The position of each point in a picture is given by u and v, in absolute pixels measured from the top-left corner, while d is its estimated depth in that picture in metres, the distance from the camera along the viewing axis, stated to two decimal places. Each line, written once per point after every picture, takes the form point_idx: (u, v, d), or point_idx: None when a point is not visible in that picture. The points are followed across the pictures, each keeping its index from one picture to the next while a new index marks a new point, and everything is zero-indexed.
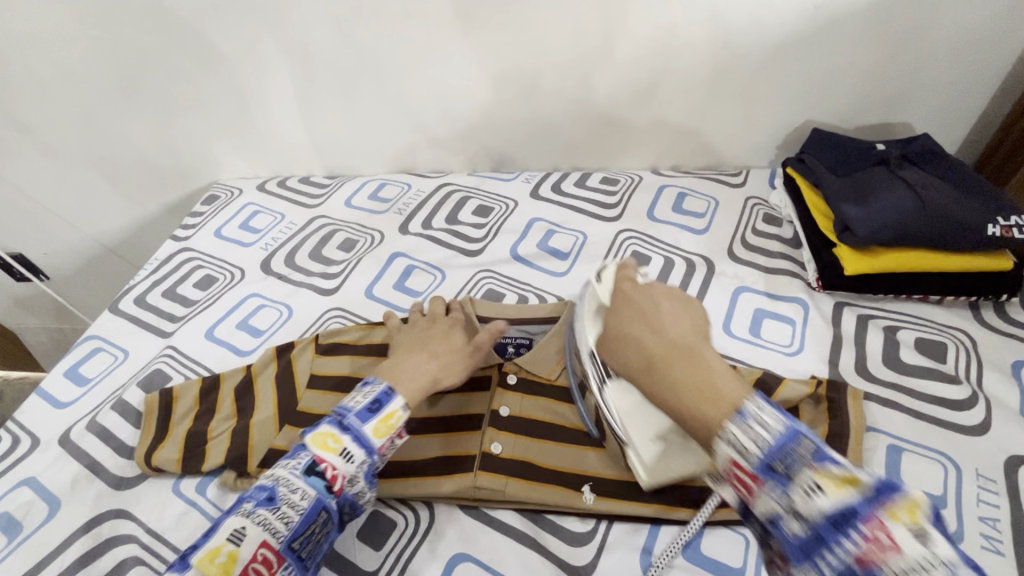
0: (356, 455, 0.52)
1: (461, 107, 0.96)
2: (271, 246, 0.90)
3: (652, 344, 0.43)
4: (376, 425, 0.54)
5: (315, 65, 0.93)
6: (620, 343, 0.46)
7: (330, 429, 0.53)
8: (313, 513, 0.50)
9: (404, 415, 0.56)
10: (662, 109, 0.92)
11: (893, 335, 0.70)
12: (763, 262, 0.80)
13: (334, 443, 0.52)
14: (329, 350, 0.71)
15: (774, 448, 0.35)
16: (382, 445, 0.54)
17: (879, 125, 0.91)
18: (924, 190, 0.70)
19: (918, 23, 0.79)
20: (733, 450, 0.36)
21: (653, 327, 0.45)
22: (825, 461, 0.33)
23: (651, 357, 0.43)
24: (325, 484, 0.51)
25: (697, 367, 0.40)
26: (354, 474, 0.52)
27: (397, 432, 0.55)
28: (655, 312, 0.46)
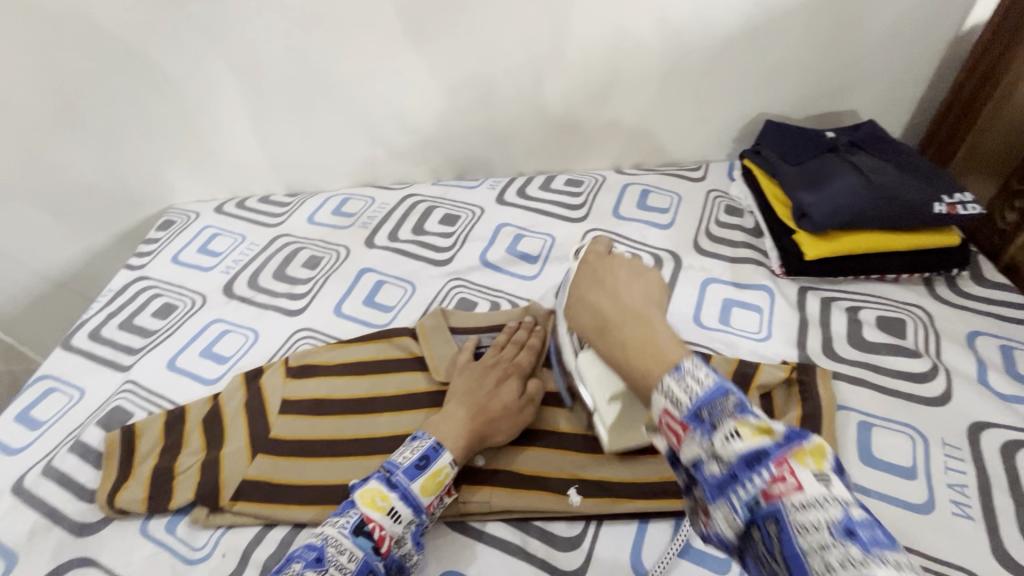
0: (404, 514, 0.51)
1: (420, 117, 0.95)
2: (232, 269, 0.88)
3: (607, 310, 0.49)
4: (425, 483, 0.53)
5: (266, 82, 0.91)
6: (581, 308, 0.53)
7: (374, 486, 0.52)
8: (363, 574, 0.48)
9: (451, 472, 0.55)
10: (619, 108, 0.93)
11: (856, 315, 0.72)
12: (728, 253, 0.82)
13: (382, 501, 0.51)
14: (301, 373, 0.70)
15: (704, 397, 0.36)
16: (430, 503, 0.53)
17: (826, 114, 0.94)
18: (873, 173, 0.73)
19: (854, 14, 0.82)
20: (667, 401, 0.37)
21: (610, 294, 0.51)
22: (746, 413, 0.35)
23: (607, 322, 0.48)
24: (372, 544, 0.49)
25: (645, 327, 0.45)
26: (401, 535, 0.51)
27: (444, 489, 0.54)
28: (613, 282, 0.52)
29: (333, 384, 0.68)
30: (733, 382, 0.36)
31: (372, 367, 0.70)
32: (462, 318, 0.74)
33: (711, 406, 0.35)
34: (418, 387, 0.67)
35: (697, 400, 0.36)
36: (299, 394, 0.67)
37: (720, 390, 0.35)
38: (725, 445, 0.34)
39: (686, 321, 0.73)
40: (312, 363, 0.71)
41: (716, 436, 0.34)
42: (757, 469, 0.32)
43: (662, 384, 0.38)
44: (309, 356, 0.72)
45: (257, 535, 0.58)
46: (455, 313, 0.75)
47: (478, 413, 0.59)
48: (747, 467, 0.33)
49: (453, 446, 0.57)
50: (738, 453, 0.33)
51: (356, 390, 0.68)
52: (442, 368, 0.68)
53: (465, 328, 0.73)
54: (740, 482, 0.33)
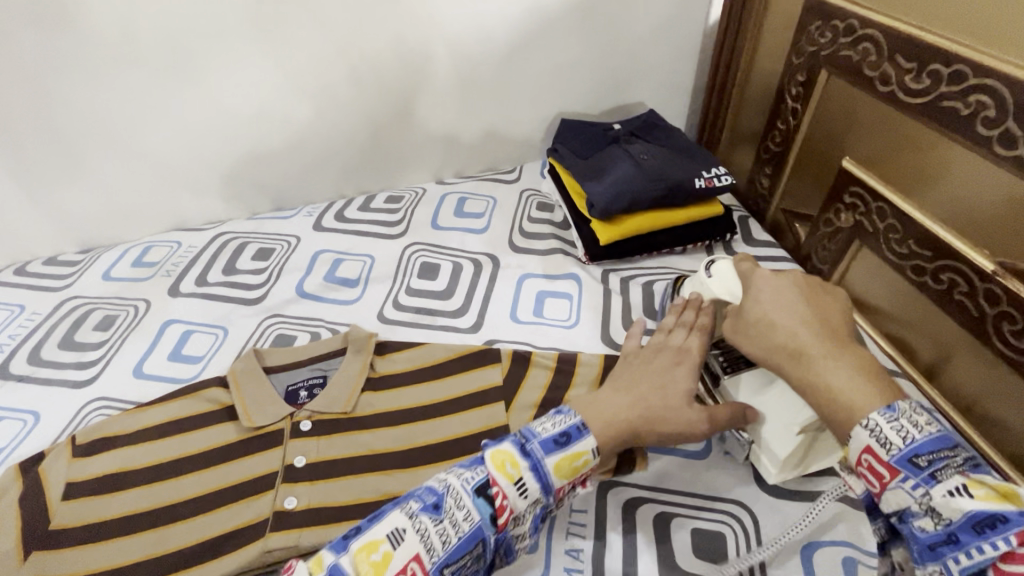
0: (531, 489, 0.47)
1: (221, 151, 0.90)
2: (7, 346, 0.77)
3: (789, 338, 0.47)
4: (561, 463, 0.48)
5: (21, 130, 0.81)
6: (763, 328, 0.50)
7: (588, 451, 0.49)
8: (472, 540, 0.44)
9: (590, 460, 0.49)
10: (428, 121, 0.95)
11: (650, 288, 0.79)
12: (540, 248, 0.86)
13: (514, 468, 0.47)
14: (93, 449, 0.63)
15: (923, 445, 0.38)
16: (559, 487, 0.48)
17: (617, 108, 1.03)
18: (644, 158, 0.81)
19: (615, 16, 0.91)
20: (873, 440, 0.39)
21: (799, 318, 0.48)
22: (978, 473, 0.37)
23: (799, 349, 0.46)
24: (492, 511, 0.45)
25: (843, 365, 0.44)
26: (521, 511, 0.47)
27: (579, 474, 0.49)
28: (793, 302, 0.50)
29: (131, 454, 0.63)
30: (958, 437, 0.39)
31: (177, 426, 0.65)
32: (279, 354, 0.72)
33: (933, 456, 0.38)
34: (228, 438, 0.64)
35: (915, 446, 0.38)
36: (91, 472, 0.61)
37: (943, 442, 0.39)
38: (949, 499, 0.36)
39: (502, 318, 0.76)
40: (105, 435, 0.64)
41: (937, 489, 0.37)
42: (989, 534, 0.34)
43: (870, 422, 0.40)
44: (101, 427, 0.65)
45: None
46: (271, 351, 0.72)
47: (634, 402, 0.54)
48: (974, 532, 0.35)
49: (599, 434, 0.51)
50: (964, 509, 0.36)
51: (157, 456, 0.62)
52: (251, 412, 0.65)
53: (280, 368, 0.71)
54: (964, 547, 0.35)
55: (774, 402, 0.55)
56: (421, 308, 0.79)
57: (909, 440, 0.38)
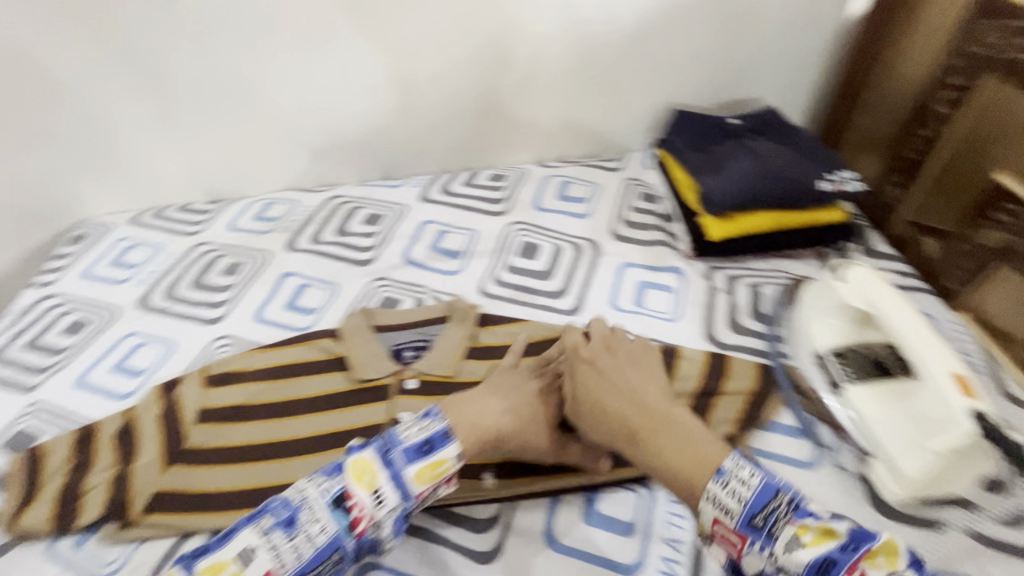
0: (388, 499, 0.45)
1: (342, 119, 0.95)
2: (149, 281, 0.85)
3: (632, 416, 0.49)
4: (421, 470, 0.46)
5: (177, 86, 0.89)
6: (596, 414, 0.51)
7: (451, 458, 0.48)
8: (325, 551, 0.43)
9: (454, 466, 0.48)
10: (539, 103, 0.96)
11: (759, 290, 0.76)
12: (643, 238, 0.85)
13: (370, 477, 0.45)
14: (221, 381, 0.69)
15: (753, 504, 0.41)
16: (422, 491, 0.46)
17: (733, 103, 0.99)
18: (767, 156, 0.78)
19: (744, 6, 0.88)
20: (718, 510, 0.42)
21: (630, 399, 0.50)
22: (801, 514, 0.40)
23: (633, 432, 0.48)
24: (346, 521, 0.44)
25: (676, 432, 0.47)
26: (380, 519, 0.45)
27: (442, 482, 0.48)
28: (624, 380, 0.52)
29: (252, 390, 0.68)
30: (780, 483, 0.41)
31: (293, 370, 0.70)
32: (388, 315, 0.75)
33: (767, 511, 0.41)
34: (338, 385, 0.67)
35: (750, 504, 0.41)
36: (219, 402, 0.66)
37: (770, 491, 0.41)
38: (788, 552, 0.39)
39: (603, 304, 0.76)
40: (233, 370, 0.70)
41: (777, 543, 0.40)
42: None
43: (709, 492, 0.42)
44: (229, 363, 0.71)
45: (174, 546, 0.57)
46: (381, 311, 0.76)
47: (507, 409, 0.54)
48: None
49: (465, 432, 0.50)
50: (802, 561, 0.38)
51: (275, 394, 0.67)
52: (363, 364, 0.68)
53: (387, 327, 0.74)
54: None
55: (901, 420, 0.53)
56: (521, 285, 0.80)
57: (743, 501, 0.41)
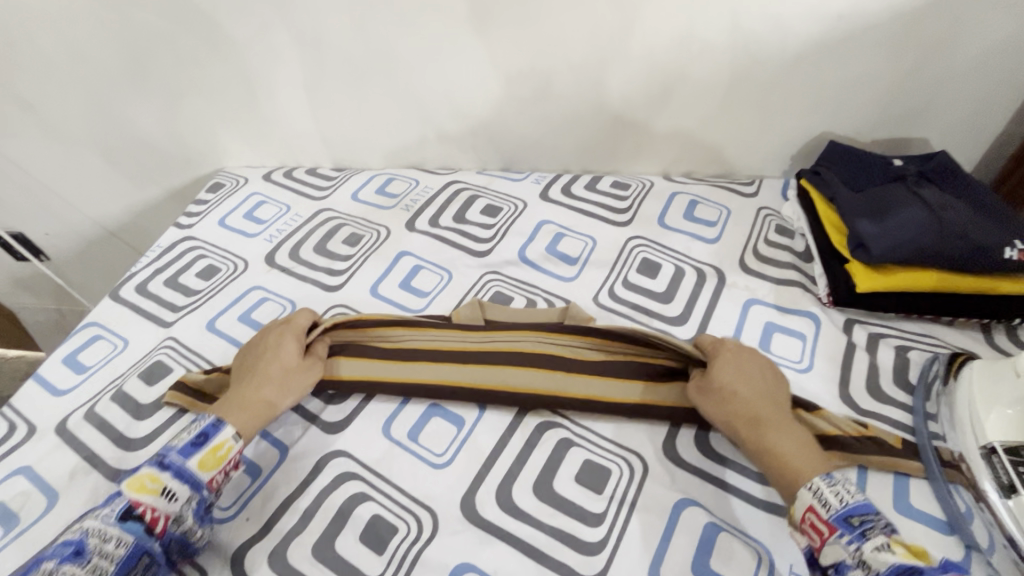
0: (180, 492, 0.53)
1: (474, 105, 0.94)
2: (276, 238, 0.89)
3: (743, 410, 0.58)
4: (202, 459, 0.56)
5: (325, 54, 0.90)
6: (725, 394, 0.59)
7: (228, 439, 0.58)
8: (132, 557, 0.49)
9: (233, 445, 0.58)
10: (678, 114, 0.91)
11: (905, 353, 0.69)
12: (775, 274, 0.79)
13: (152, 484, 0.53)
14: (335, 350, 0.70)
15: (854, 507, 0.49)
16: (210, 478, 0.55)
17: (896, 140, 0.90)
18: (942, 210, 0.69)
19: (941, 37, 0.78)
20: (817, 501, 0.50)
21: (759, 397, 0.59)
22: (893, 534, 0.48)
23: (758, 417, 0.57)
24: (144, 527, 0.51)
25: (792, 438, 0.56)
26: (178, 513, 0.52)
27: (226, 463, 0.57)
28: (747, 377, 0.61)
29: (369, 367, 0.68)
30: None
31: (404, 352, 0.69)
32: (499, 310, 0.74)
33: None
34: (447, 369, 0.67)
35: None
36: (347, 375, 0.68)
37: None
38: None
39: None
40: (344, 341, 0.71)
41: None
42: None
43: (812, 484, 0.51)
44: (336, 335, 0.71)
45: (281, 504, 0.59)
46: (491, 306, 0.75)
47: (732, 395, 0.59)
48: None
49: (241, 424, 0.60)
50: None
51: (402, 373, 0.68)
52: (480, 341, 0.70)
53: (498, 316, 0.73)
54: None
55: None
56: (637, 304, 0.77)
57: (845, 503, 0.49)
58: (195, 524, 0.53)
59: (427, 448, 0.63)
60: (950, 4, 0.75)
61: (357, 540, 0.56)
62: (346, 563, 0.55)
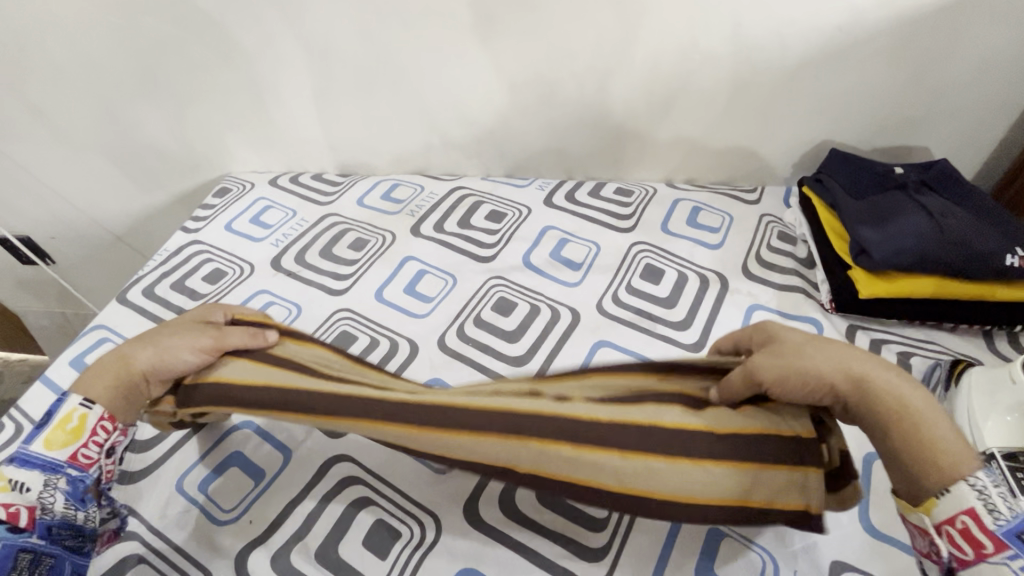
0: (26, 480, 0.50)
1: (479, 112, 0.95)
2: (282, 242, 0.90)
3: (837, 381, 0.46)
4: (44, 440, 0.52)
5: (333, 61, 0.91)
6: (817, 378, 0.46)
7: (75, 408, 0.53)
8: (8, 555, 0.48)
9: (81, 411, 0.54)
10: (681, 122, 0.92)
11: (907, 359, 0.69)
12: (777, 280, 0.80)
13: (2, 481, 0.50)
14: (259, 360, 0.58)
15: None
16: (69, 454, 0.52)
17: (897, 148, 0.91)
18: (943, 217, 0.70)
19: (941, 49, 0.79)
20: (982, 504, 0.40)
21: (853, 366, 0.47)
22: None
23: (849, 372, 0.46)
24: (7, 525, 0.48)
25: (910, 413, 0.44)
26: (42, 500, 0.50)
27: (82, 433, 0.53)
28: (805, 351, 0.47)
29: (302, 377, 0.55)
30: None
31: (338, 368, 0.58)
32: None
33: None
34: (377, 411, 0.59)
35: None
36: (264, 384, 0.54)
37: None
38: None
39: None
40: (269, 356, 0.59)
41: None
42: None
43: (972, 483, 0.41)
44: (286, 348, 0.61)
45: (285, 507, 0.59)
46: None
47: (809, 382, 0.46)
48: None
49: (101, 393, 0.55)
50: None
51: (339, 413, 0.51)
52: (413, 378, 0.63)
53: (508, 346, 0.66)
54: None
55: None
56: (640, 309, 0.77)
57: (1015, 513, 0.40)
58: (71, 507, 0.52)
59: None
60: (950, 15, 0.76)
61: (361, 544, 0.56)
62: (350, 567, 0.55)
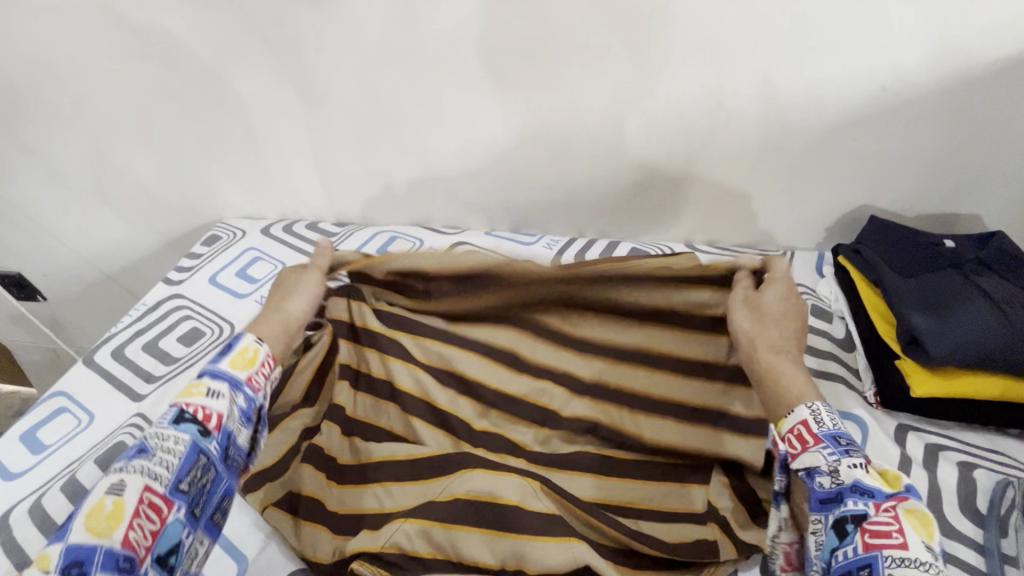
0: (224, 390, 0.49)
1: (483, 161, 0.89)
2: (266, 300, 0.83)
3: (758, 340, 0.55)
4: (234, 358, 0.51)
5: (331, 109, 0.86)
6: (740, 331, 0.56)
7: (252, 342, 0.53)
8: (190, 456, 0.45)
9: (260, 347, 0.54)
10: (704, 179, 0.84)
11: (969, 473, 0.59)
12: (813, 364, 0.70)
13: (196, 387, 0.48)
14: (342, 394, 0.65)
15: (843, 431, 0.46)
16: (248, 376, 0.51)
17: (943, 217, 0.82)
18: (1010, 307, 0.61)
19: (996, 111, 0.71)
20: (811, 415, 0.47)
21: (770, 335, 0.55)
22: (872, 461, 0.45)
23: (760, 351, 0.55)
24: (199, 426, 0.46)
25: (781, 370, 0.53)
26: (229, 411, 0.49)
27: (261, 362, 0.53)
28: (750, 320, 0.57)
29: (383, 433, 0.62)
30: None
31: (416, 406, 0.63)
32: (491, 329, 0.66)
33: None
34: (383, 471, 0.58)
35: None
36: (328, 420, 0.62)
37: None
38: None
39: None
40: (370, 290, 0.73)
41: None
42: (865, 497, 0.42)
43: (812, 405, 0.48)
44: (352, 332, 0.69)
45: None
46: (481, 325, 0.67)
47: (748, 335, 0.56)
48: (854, 493, 0.42)
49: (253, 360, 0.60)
50: None
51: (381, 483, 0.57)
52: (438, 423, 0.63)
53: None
54: (845, 503, 0.43)
55: None
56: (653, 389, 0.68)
57: (837, 426, 0.46)
58: (244, 424, 0.50)
59: None
60: (1008, 77, 0.68)
61: None
62: None
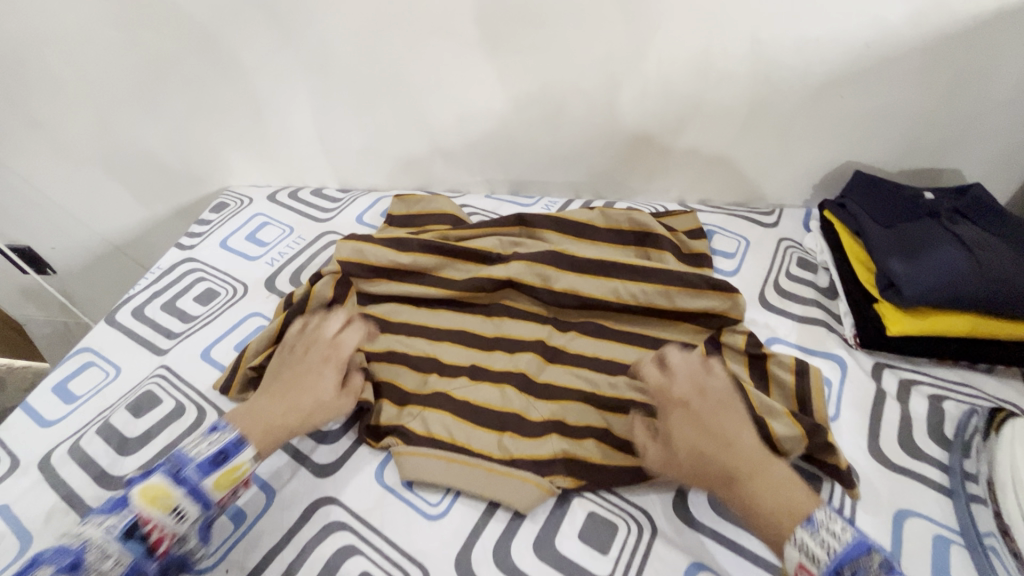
0: (189, 513, 0.50)
1: (482, 125, 0.91)
2: (277, 261, 0.87)
3: (732, 460, 0.51)
4: (217, 479, 0.52)
5: (332, 76, 0.88)
6: (697, 451, 0.53)
7: (245, 462, 0.54)
8: None
9: (250, 467, 0.54)
10: (696, 139, 0.87)
11: (939, 404, 0.64)
12: (798, 311, 0.75)
13: (163, 500, 0.49)
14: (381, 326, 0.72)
15: (844, 556, 0.42)
16: (221, 498, 0.52)
17: (925, 172, 0.86)
18: (981, 251, 0.64)
19: (976, 66, 0.74)
20: (805, 556, 0.44)
21: (738, 431, 0.53)
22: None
23: (733, 474, 0.50)
24: (146, 548, 0.47)
25: (770, 481, 0.49)
26: (184, 534, 0.49)
27: (239, 483, 0.54)
28: (710, 425, 0.54)
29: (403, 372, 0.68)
30: None
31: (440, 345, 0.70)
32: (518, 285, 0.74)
33: None
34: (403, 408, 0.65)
35: None
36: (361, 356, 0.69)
37: None
38: None
39: None
40: (350, 258, 0.74)
41: None
42: None
43: (797, 538, 0.45)
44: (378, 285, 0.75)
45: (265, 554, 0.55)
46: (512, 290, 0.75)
47: (718, 441, 0.52)
48: None
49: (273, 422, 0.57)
50: None
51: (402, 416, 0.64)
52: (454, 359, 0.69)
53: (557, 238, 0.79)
54: None
55: None
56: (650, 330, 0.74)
57: (833, 552, 0.43)
58: (197, 544, 0.51)
59: (422, 497, 0.59)
60: (987, 32, 0.70)
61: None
62: None
